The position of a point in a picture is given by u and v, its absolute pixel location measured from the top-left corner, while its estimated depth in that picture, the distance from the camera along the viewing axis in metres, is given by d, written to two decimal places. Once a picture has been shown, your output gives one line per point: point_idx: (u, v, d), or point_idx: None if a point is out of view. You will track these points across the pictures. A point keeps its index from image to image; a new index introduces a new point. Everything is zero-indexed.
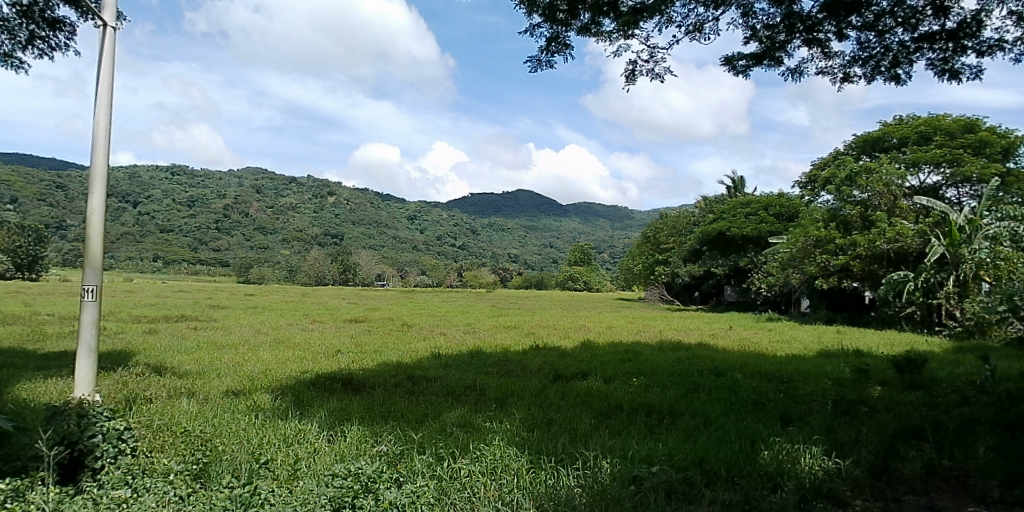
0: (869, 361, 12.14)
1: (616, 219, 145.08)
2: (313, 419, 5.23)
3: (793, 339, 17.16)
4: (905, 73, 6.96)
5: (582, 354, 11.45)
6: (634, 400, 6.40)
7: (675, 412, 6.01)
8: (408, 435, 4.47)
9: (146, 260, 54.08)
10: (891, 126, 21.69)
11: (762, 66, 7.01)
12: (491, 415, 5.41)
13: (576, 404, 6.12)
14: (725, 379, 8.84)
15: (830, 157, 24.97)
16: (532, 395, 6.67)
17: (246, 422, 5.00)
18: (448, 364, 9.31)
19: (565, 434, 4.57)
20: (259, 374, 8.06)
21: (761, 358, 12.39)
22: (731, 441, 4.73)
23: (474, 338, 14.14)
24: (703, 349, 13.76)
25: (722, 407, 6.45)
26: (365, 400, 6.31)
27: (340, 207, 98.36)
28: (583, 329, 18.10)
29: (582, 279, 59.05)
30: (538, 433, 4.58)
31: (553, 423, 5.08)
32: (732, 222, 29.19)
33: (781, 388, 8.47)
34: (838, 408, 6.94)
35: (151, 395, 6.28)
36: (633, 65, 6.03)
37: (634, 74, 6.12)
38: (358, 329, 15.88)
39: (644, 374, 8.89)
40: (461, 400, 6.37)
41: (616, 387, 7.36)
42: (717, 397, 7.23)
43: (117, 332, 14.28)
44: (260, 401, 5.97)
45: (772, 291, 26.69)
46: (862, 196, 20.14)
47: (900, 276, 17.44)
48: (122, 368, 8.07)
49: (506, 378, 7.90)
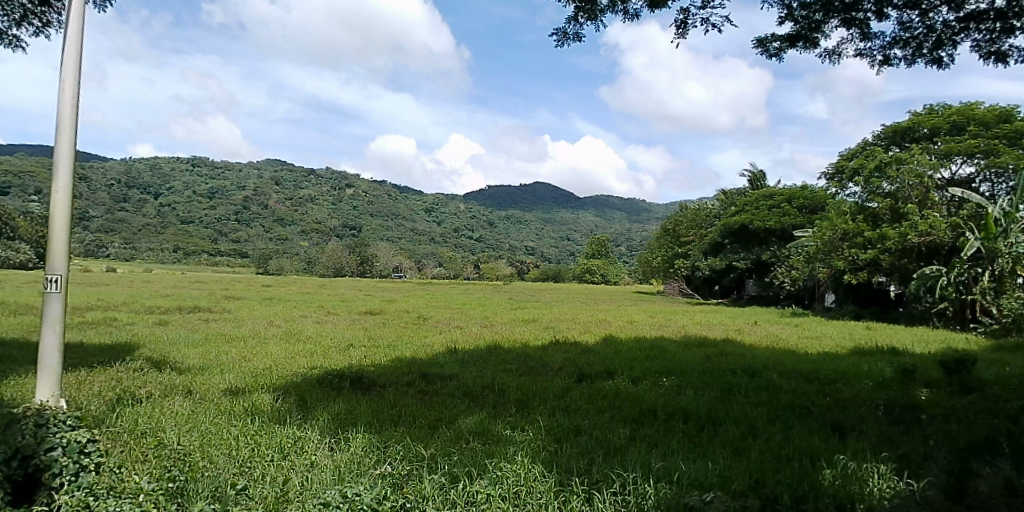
0: (907, 361, 11.41)
1: (634, 212, 143.61)
2: (316, 425, 4.74)
3: (823, 336, 16.44)
4: (949, 56, 6.46)
5: (605, 350, 10.88)
6: (667, 405, 5.84)
7: (714, 419, 5.45)
8: (420, 449, 3.98)
9: (166, 252, 54.47)
10: (922, 116, 20.74)
11: (796, 49, 6.47)
12: (512, 422, 4.87)
13: (603, 409, 5.57)
14: (760, 381, 8.24)
15: (857, 147, 24.09)
16: (556, 397, 6.13)
17: (243, 427, 4.53)
18: (465, 361, 8.77)
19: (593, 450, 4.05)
20: (263, 370, 7.60)
21: (792, 356, 11.72)
22: (783, 459, 4.15)
23: (491, 332, 13.60)
24: (731, 346, 13.10)
25: (765, 414, 5.88)
26: (376, 402, 5.81)
27: (357, 198, 98.43)
28: (603, 323, 17.53)
29: (600, 272, 58.26)
30: (567, 446, 4.06)
31: (581, 433, 4.57)
32: (755, 215, 28.37)
33: (821, 390, 7.83)
34: (892, 416, 6.30)
35: (144, 395, 5.83)
36: (686, 13, 5.43)
37: (685, 24, 5.52)
38: (372, 322, 15.45)
39: (674, 373, 8.31)
40: (477, 402, 5.84)
41: (646, 389, 6.82)
42: (755, 401, 6.65)
43: (127, 324, 13.99)
44: (259, 402, 5.49)
45: (796, 285, 25.90)
46: (892, 188, 19.29)
47: (933, 270, 16.56)
48: (119, 362, 7.64)
49: (526, 377, 7.37)
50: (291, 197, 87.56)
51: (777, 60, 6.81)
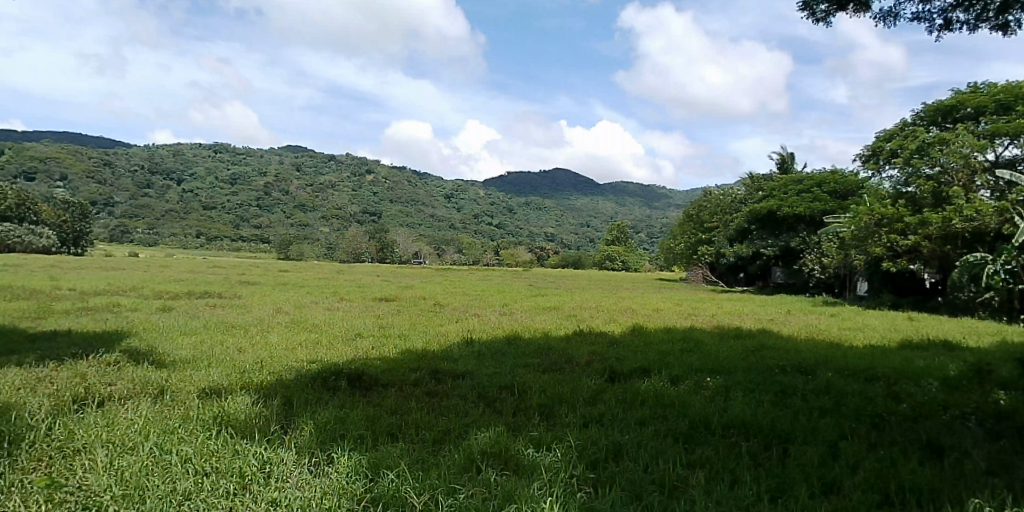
0: (970, 357, 10.25)
1: (654, 199, 141.78)
2: (294, 439, 3.90)
3: (865, 328, 15.24)
4: (1017, 20, 5.73)
5: (633, 343, 9.93)
6: (721, 414, 4.87)
7: (782, 435, 4.50)
8: (414, 496, 3.11)
9: (188, 237, 54.90)
10: (966, 94, 19.41)
11: (846, 11, 5.88)
12: (535, 437, 3.97)
13: (646, 419, 4.64)
14: (817, 381, 7.18)
15: (895, 129, 22.78)
16: (587, 402, 5.20)
17: (201, 441, 3.69)
18: (481, 355, 7.85)
19: (641, 500, 3.13)
20: (253, 364, 6.76)
21: (838, 350, 10.56)
22: (889, 505, 3.23)
23: (510, 321, 12.66)
24: (770, 338, 11.99)
25: (838, 426, 4.92)
26: (376, 406, 4.94)
27: (377, 185, 98.08)
28: (628, 311, 16.65)
29: (621, 259, 56.92)
30: (608, 491, 3.17)
31: (625, 454, 3.71)
32: (783, 201, 27.13)
33: (890, 394, 6.77)
34: (985, 427, 5.28)
35: (105, 396, 5.00)
36: None
37: None
38: (385, 309, 14.67)
39: (718, 372, 7.30)
40: (492, 409, 4.94)
41: (689, 391, 5.90)
42: (820, 408, 5.67)
43: (129, 309, 13.40)
44: (235, 406, 4.63)
45: (826, 273, 24.68)
46: (934, 171, 17.95)
47: (978, 258, 12.86)
48: (95, 355, 6.86)
49: (549, 376, 6.42)
50: (311, 183, 87.64)
51: (825, 24, 6.21)
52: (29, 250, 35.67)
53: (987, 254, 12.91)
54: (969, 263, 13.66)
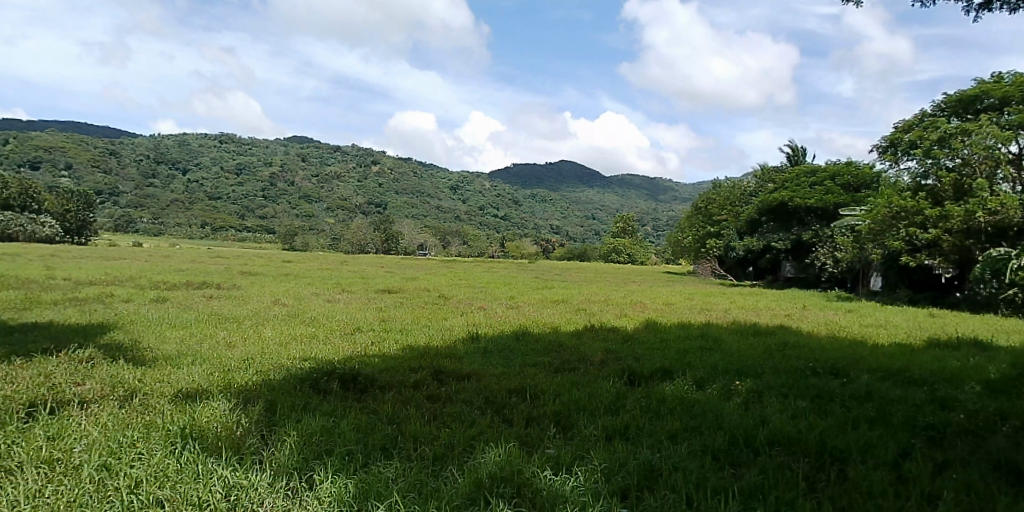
0: (1005, 359, 9.61)
1: (660, 192, 140.75)
2: (273, 456, 3.36)
3: (887, 324, 14.58)
4: None
5: (650, 339, 9.36)
6: (761, 426, 4.28)
7: (835, 453, 3.91)
8: None
9: (194, 227, 54.59)
10: (989, 84, 18.64)
11: None
12: (552, 456, 3.41)
13: (677, 432, 4.07)
14: (853, 385, 6.56)
15: (915, 119, 22.01)
16: (609, 411, 4.62)
17: (157, 461, 3.16)
18: (488, 352, 7.27)
19: None
20: (239, 362, 6.20)
21: (865, 350, 9.88)
22: None
23: (516, 316, 12.04)
24: (791, 336, 11.32)
25: (894, 440, 4.33)
26: (370, 414, 4.37)
27: (383, 176, 97.61)
28: (638, 305, 16.08)
29: (627, 252, 56.10)
30: None
31: (660, 480, 3.16)
32: (794, 193, 26.40)
33: (938, 401, 6.14)
34: None
35: (63, 400, 4.44)
36: None
37: None
38: (387, 301, 14.14)
39: (746, 374, 6.69)
40: (502, 417, 4.38)
41: (717, 397, 5.30)
42: (865, 418, 5.08)
43: (122, 299, 12.88)
44: (211, 412, 4.09)
45: (839, 267, 23.97)
46: (955, 164, 17.20)
47: (1002, 252, 12.11)
48: (68, 351, 6.32)
49: (563, 378, 5.84)
50: (316, 174, 87.31)
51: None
52: (34, 239, 35.35)
53: (1013, 249, 12.13)
54: (994, 258, 12.89)
